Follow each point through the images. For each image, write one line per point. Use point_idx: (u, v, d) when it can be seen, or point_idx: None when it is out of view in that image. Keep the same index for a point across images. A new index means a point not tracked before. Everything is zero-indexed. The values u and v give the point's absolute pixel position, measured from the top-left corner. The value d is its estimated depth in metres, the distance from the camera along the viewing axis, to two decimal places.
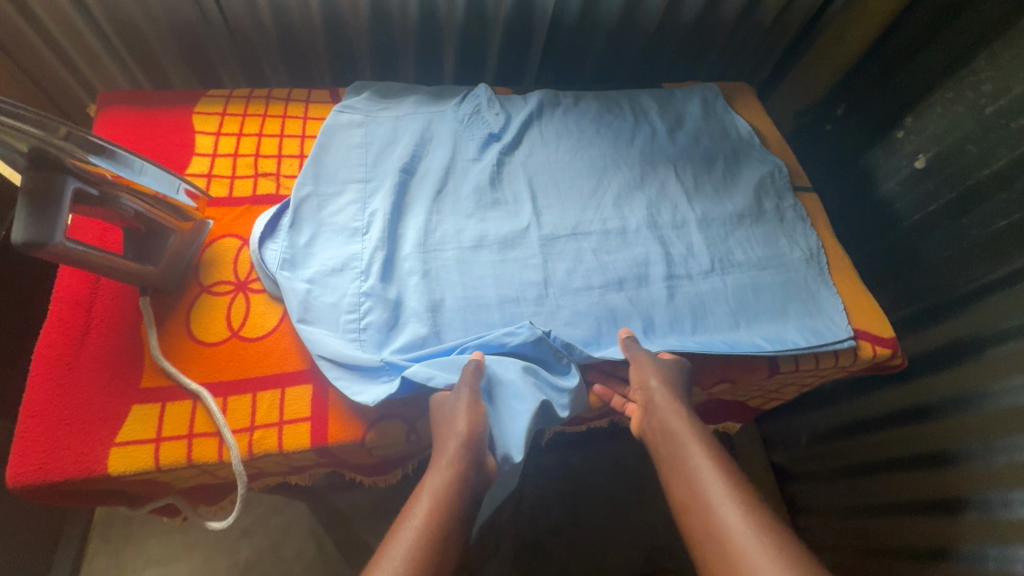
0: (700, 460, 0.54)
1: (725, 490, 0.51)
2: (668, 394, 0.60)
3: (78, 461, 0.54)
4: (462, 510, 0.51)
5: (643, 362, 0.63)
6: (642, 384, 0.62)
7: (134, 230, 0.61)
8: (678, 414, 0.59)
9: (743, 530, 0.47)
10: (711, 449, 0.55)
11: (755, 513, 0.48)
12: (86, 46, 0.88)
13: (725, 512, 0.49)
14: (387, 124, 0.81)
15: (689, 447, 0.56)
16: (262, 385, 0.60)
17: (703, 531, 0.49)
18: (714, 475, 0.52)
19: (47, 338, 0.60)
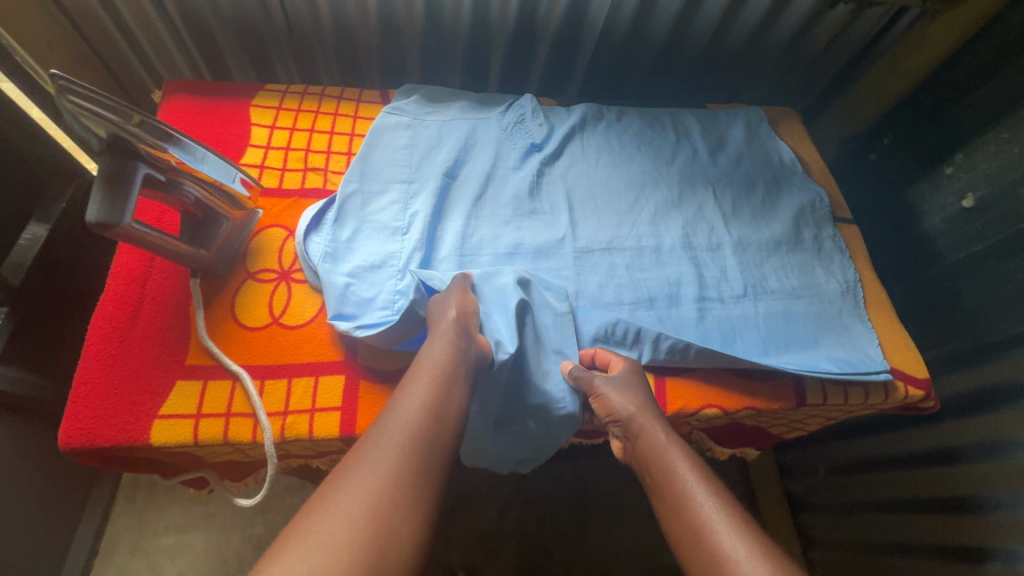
0: (688, 475, 0.53)
1: (706, 488, 0.52)
2: (646, 414, 0.59)
3: (125, 429, 0.57)
4: (460, 379, 0.54)
5: (603, 390, 0.62)
6: (615, 415, 0.61)
7: (191, 215, 0.64)
8: (661, 430, 0.58)
9: (726, 533, 0.47)
10: (694, 456, 0.56)
11: (736, 515, 0.49)
12: (154, 34, 0.93)
13: (709, 512, 0.49)
14: (433, 127, 0.83)
15: (668, 446, 0.56)
16: (297, 371, 0.63)
17: (683, 529, 0.50)
18: (702, 489, 0.52)
19: (103, 310, 0.63)
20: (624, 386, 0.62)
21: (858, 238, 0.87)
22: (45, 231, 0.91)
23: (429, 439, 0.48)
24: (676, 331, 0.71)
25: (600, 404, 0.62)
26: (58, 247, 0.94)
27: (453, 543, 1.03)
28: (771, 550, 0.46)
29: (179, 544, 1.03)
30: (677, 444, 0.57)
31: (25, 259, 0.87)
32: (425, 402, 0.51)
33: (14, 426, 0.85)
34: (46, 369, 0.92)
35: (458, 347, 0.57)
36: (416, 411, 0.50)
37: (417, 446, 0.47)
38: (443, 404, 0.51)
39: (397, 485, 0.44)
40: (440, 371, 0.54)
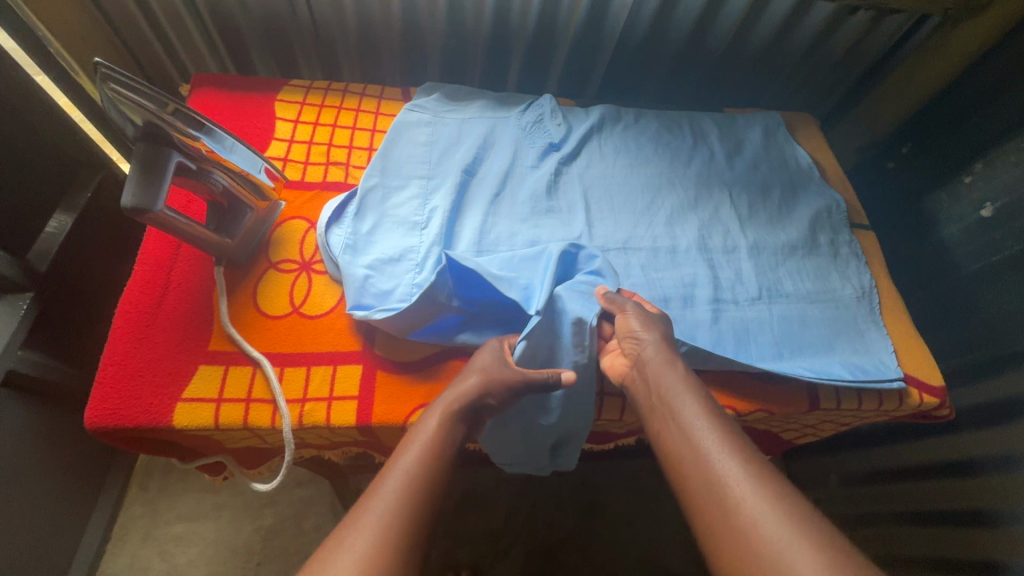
0: (694, 413, 0.53)
1: (706, 417, 0.52)
2: (660, 349, 0.60)
3: (148, 411, 0.59)
4: (452, 455, 0.51)
5: (628, 312, 0.63)
6: (635, 334, 0.62)
7: (217, 204, 0.66)
8: (670, 366, 0.58)
9: (728, 464, 0.48)
10: (704, 396, 0.55)
11: (734, 440, 0.50)
12: (183, 30, 0.95)
13: (706, 439, 0.50)
14: (453, 125, 0.84)
15: (671, 377, 0.57)
16: (315, 359, 0.64)
17: (679, 452, 0.51)
18: (709, 428, 0.51)
19: (129, 295, 0.65)
20: (649, 318, 0.63)
21: (874, 245, 0.87)
22: (71, 220, 0.93)
23: (418, 516, 0.44)
24: (687, 331, 0.71)
25: (620, 321, 0.63)
26: (82, 235, 0.96)
27: (460, 540, 1.03)
28: (775, 481, 0.46)
29: (190, 533, 1.04)
30: (682, 372, 0.58)
31: (51, 246, 0.89)
32: (416, 475, 0.47)
33: (34, 410, 0.87)
34: (67, 355, 0.94)
35: (457, 434, 0.53)
36: (406, 484, 0.46)
37: (405, 529, 0.43)
38: (434, 481, 0.47)
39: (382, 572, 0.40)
40: (436, 441, 0.51)
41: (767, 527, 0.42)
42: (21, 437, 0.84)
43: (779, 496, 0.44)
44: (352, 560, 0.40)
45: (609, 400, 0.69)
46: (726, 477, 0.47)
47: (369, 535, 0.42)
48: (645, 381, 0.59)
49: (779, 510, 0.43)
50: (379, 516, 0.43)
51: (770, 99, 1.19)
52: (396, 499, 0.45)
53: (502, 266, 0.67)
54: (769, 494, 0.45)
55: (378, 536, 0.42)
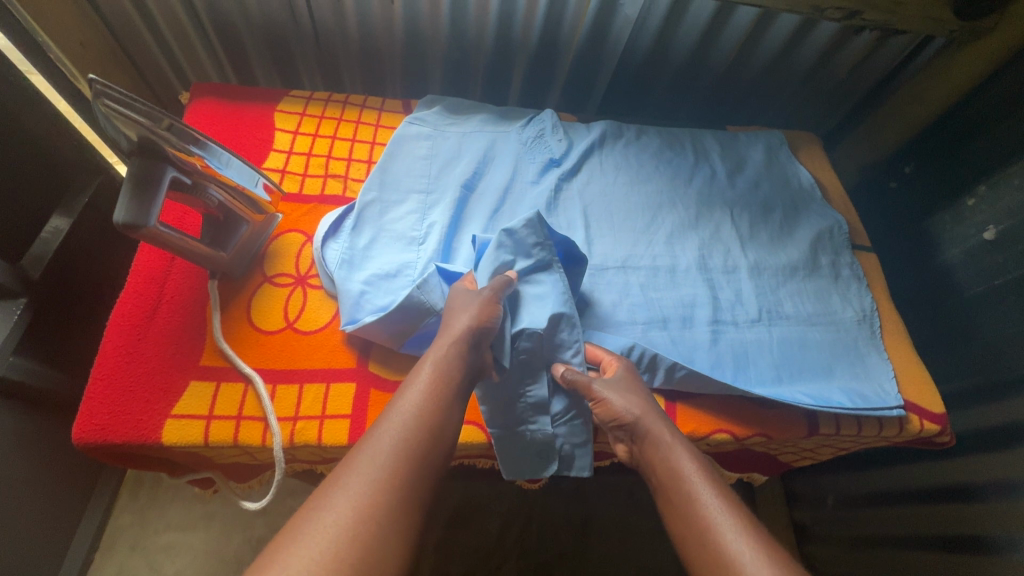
0: (694, 477, 0.52)
1: (708, 486, 0.51)
2: (652, 413, 0.58)
3: (137, 427, 0.58)
4: (457, 396, 0.52)
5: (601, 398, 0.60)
6: (618, 417, 0.59)
7: (213, 217, 0.65)
8: (666, 429, 0.57)
9: (730, 536, 0.47)
10: (701, 458, 0.55)
11: (740, 513, 0.49)
12: (184, 36, 0.94)
13: (713, 511, 0.49)
14: (453, 138, 0.84)
15: (670, 442, 0.56)
16: (308, 377, 0.63)
17: (689, 533, 0.49)
18: (711, 495, 0.50)
19: (122, 307, 0.64)
20: (616, 386, 0.61)
21: (876, 267, 0.86)
22: (67, 224, 0.93)
23: (415, 457, 0.46)
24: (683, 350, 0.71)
25: (601, 409, 0.60)
26: (78, 242, 0.95)
27: (453, 554, 1.02)
28: (778, 555, 0.45)
29: (180, 542, 1.03)
30: (678, 437, 0.56)
31: (48, 250, 0.89)
32: (417, 418, 0.48)
33: (25, 417, 0.86)
34: (59, 361, 0.93)
35: (462, 359, 0.54)
36: (406, 428, 0.47)
37: (402, 468, 0.44)
38: (434, 419, 0.49)
39: (376, 514, 0.41)
40: (438, 381, 0.52)
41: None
42: (11, 444, 0.83)
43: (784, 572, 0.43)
44: (348, 501, 0.41)
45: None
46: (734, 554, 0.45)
47: (366, 480, 0.43)
48: (646, 456, 0.57)
49: None
50: (377, 459, 0.44)
51: (772, 115, 1.19)
52: (395, 442, 0.46)
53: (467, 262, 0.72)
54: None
55: (375, 481, 0.43)
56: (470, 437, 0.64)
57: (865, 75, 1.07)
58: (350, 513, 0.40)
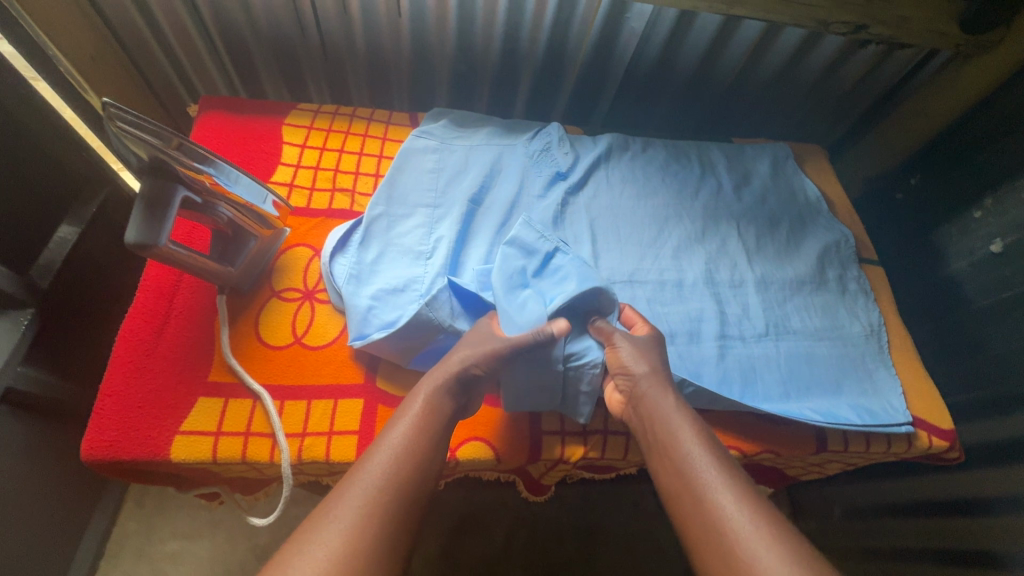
0: (691, 443, 0.53)
1: (705, 450, 0.52)
2: (655, 378, 0.59)
3: (146, 443, 0.58)
4: (440, 431, 0.52)
5: (619, 344, 0.62)
6: (626, 368, 0.61)
7: (222, 233, 0.66)
8: (665, 394, 0.57)
9: (727, 499, 0.47)
10: (698, 423, 0.55)
11: (735, 479, 0.49)
12: (193, 49, 0.95)
13: (709, 475, 0.50)
14: (460, 152, 0.84)
15: (669, 408, 0.56)
16: (316, 393, 0.63)
17: (681, 493, 0.50)
18: (707, 461, 0.51)
19: (131, 323, 0.64)
20: (640, 346, 0.62)
21: (883, 281, 0.86)
22: (75, 233, 0.93)
23: (405, 485, 0.47)
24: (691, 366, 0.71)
25: (613, 354, 0.62)
26: (85, 253, 0.95)
27: (458, 564, 1.02)
28: (774, 518, 0.46)
29: (185, 550, 1.03)
30: (676, 402, 0.57)
31: (56, 261, 0.89)
32: (408, 445, 0.49)
33: (33, 428, 0.86)
34: (67, 371, 0.93)
35: (448, 404, 0.55)
36: (396, 456, 0.48)
37: (392, 497, 0.45)
38: (425, 448, 0.50)
39: (366, 544, 0.42)
40: (422, 417, 0.52)
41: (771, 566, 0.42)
42: (18, 454, 0.83)
43: (779, 536, 0.44)
44: (337, 530, 0.42)
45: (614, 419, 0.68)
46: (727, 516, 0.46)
47: (357, 508, 0.44)
48: (643, 417, 0.58)
49: (779, 554, 0.43)
50: (367, 486, 0.45)
51: (778, 126, 1.19)
52: (386, 470, 0.47)
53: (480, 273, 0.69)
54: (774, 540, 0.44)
55: (365, 509, 0.44)
56: (474, 451, 0.63)
57: (871, 87, 1.07)
58: (340, 541, 0.42)
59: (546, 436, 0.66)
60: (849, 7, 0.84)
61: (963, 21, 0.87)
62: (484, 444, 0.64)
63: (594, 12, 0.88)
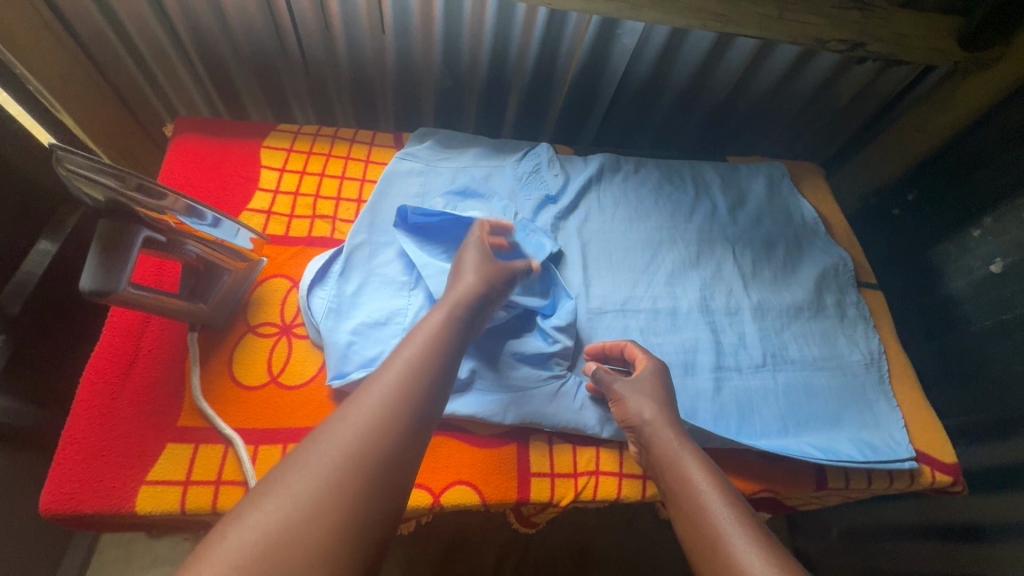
0: (705, 490, 0.49)
1: (720, 499, 0.48)
2: (668, 422, 0.56)
3: (110, 495, 0.54)
4: (456, 350, 0.51)
5: (625, 396, 0.59)
6: (633, 421, 0.58)
7: (193, 268, 0.63)
8: (677, 440, 0.55)
9: (742, 550, 0.44)
10: (715, 470, 0.52)
11: (751, 523, 0.46)
12: (169, 66, 0.92)
13: (722, 518, 0.47)
14: (446, 174, 0.81)
15: (678, 448, 0.54)
16: (292, 436, 0.60)
17: (694, 534, 0.48)
18: (722, 509, 0.47)
19: (96, 363, 0.61)
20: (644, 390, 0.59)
21: (882, 305, 0.84)
22: (54, 249, 0.88)
23: (416, 393, 0.45)
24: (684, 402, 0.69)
25: (618, 408, 0.60)
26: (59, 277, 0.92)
27: None
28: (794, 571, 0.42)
29: None
30: (685, 443, 0.55)
31: (35, 274, 0.85)
32: (420, 356, 0.48)
33: (11, 454, 0.81)
34: (49, 400, 0.88)
35: (463, 321, 0.54)
36: (411, 364, 0.47)
37: (402, 404, 0.44)
38: (437, 360, 0.49)
39: (375, 451, 0.40)
40: (438, 335, 0.51)
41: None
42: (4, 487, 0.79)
43: None
44: (347, 430, 0.41)
45: (605, 450, 0.65)
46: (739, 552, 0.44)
47: (367, 410, 0.42)
48: (657, 466, 0.55)
49: None
50: (377, 390, 0.44)
51: (772, 142, 1.17)
52: (396, 377, 0.45)
53: (446, 198, 0.76)
54: None
55: (378, 411, 0.42)
56: (460, 496, 0.60)
57: (867, 102, 1.05)
58: (349, 442, 0.40)
59: (535, 477, 0.62)
60: (847, 25, 0.82)
61: (960, 39, 0.85)
62: (470, 488, 0.60)
63: (584, 28, 0.86)
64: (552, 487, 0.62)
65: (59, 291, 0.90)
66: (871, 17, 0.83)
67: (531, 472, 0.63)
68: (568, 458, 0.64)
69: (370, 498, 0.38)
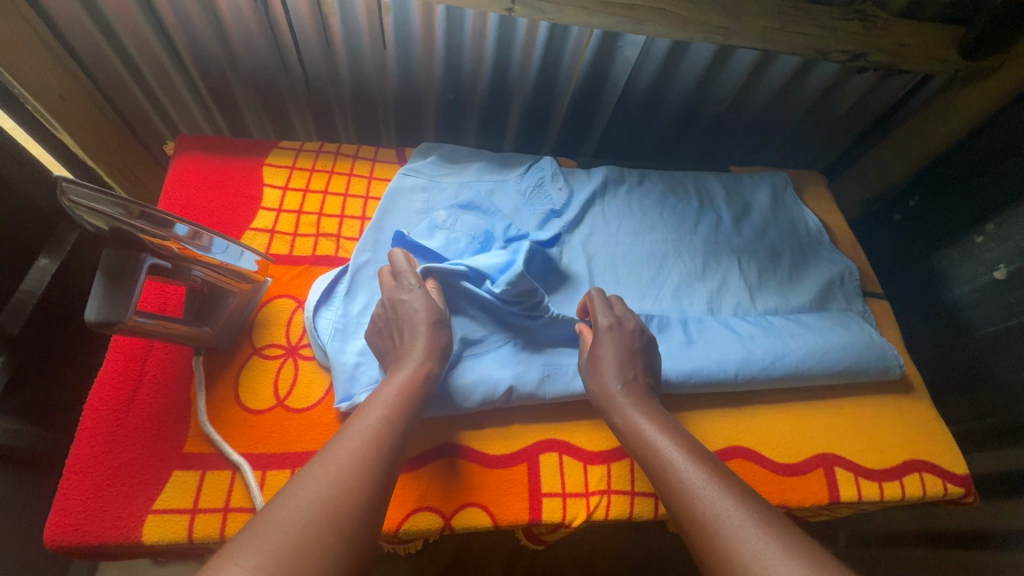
0: (675, 453, 0.51)
1: (692, 461, 0.50)
2: (632, 392, 0.59)
3: (116, 526, 0.53)
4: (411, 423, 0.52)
5: (602, 363, 0.62)
6: (606, 389, 0.60)
7: (198, 291, 0.62)
8: (647, 412, 0.57)
9: (719, 498, 0.46)
10: (680, 435, 0.54)
11: (706, 461, 0.51)
12: (170, 83, 0.91)
13: (680, 464, 0.50)
14: (450, 190, 0.81)
15: (639, 415, 0.57)
16: (300, 461, 0.59)
17: (659, 484, 0.51)
18: (693, 467, 0.50)
19: (100, 390, 0.60)
20: (620, 343, 0.63)
21: (888, 315, 0.84)
22: (53, 266, 0.87)
23: (388, 442, 0.48)
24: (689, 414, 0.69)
25: (594, 378, 0.62)
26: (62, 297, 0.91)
27: None
28: (769, 516, 0.44)
29: None
30: (640, 403, 0.58)
31: (32, 296, 0.84)
32: (386, 414, 0.50)
33: (13, 477, 0.80)
34: (52, 421, 0.87)
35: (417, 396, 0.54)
36: (367, 438, 0.47)
37: (372, 461, 0.46)
38: (405, 412, 0.52)
39: (351, 500, 0.42)
40: (396, 407, 0.52)
41: (771, 562, 0.40)
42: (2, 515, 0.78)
43: (775, 527, 0.43)
44: (298, 505, 0.40)
45: (616, 467, 0.64)
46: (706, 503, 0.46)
47: (341, 462, 0.44)
48: (628, 442, 0.56)
49: (777, 546, 0.41)
50: (347, 447, 0.46)
51: (773, 150, 1.17)
52: (365, 436, 0.48)
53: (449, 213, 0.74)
54: (769, 532, 0.42)
55: (333, 485, 0.42)
56: (471, 519, 0.59)
57: (867, 111, 1.05)
58: (323, 492, 0.42)
59: (546, 497, 0.62)
60: (847, 36, 0.82)
61: (962, 47, 0.85)
62: (481, 510, 0.60)
63: (585, 42, 0.86)
64: (564, 508, 0.61)
65: (58, 313, 0.88)
66: (873, 28, 0.83)
67: (542, 491, 0.62)
68: (578, 476, 0.63)
69: (343, 556, 0.39)
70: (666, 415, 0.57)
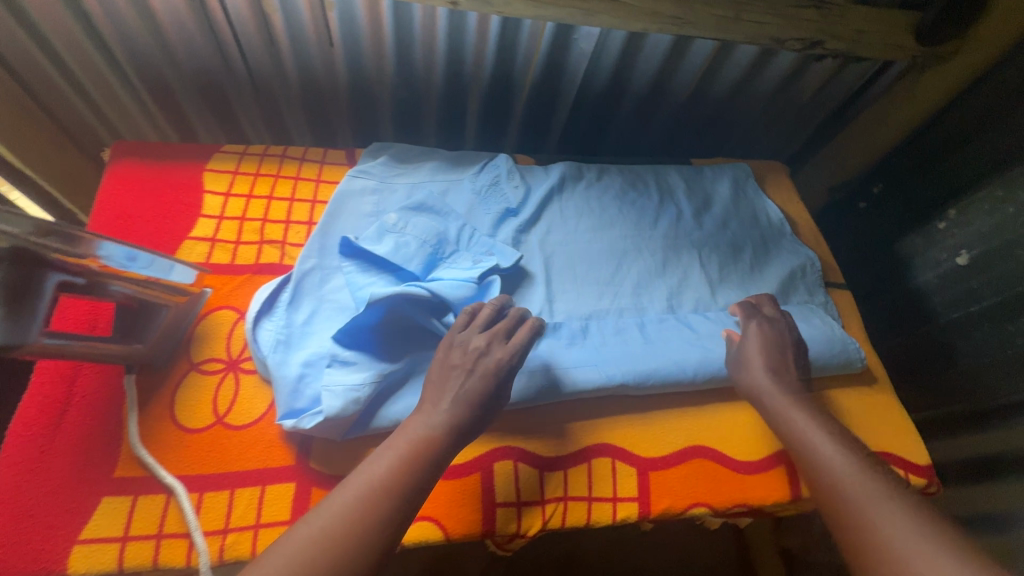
0: (837, 456, 0.57)
1: (853, 466, 0.56)
2: (785, 390, 0.65)
3: (38, 559, 0.50)
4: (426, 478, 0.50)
5: (751, 362, 0.68)
6: (760, 389, 0.66)
7: (127, 307, 0.59)
8: (805, 414, 0.63)
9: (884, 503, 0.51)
10: (841, 440, 0.60)
11: (866, 467, 0.56)
12: (107, 86, 0.87)
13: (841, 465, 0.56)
14: (401, 191, 0.78)
15: (802, 417, 0.63)
16: (241, 480, 0.56)
17: (821, 478, 0.57)
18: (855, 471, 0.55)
19: (24, 414, 0.57)
20: (768, 343, 0.68)
21: (850, 305, 0.83)
22: None
23: (385, 500, 0.47)
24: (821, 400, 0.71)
25: (749, 376, 0.67)
26: None
27: None
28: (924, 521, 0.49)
29: None
30: (799, 403, 0.64)
31: None
32: (400, 465, 0.49)
33: None
34: None
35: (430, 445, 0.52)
36: (359, 497, 0.47)
37: (363, 526, 0.45)
38: (423, 466, 0.50)
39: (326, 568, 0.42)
40: (410, 458, 0.50)
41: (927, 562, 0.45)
42: None
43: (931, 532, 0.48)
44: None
45: (574, 472, 0.63)
46: (858, 496, 0.53)
47: (330, 525, 0.44)
48: (792, 440, 0.62)
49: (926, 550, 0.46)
50: (335, 507, 0.46)
51: (738, 141, 1.16)
52: (357, 493, 0.47)
53: (400, 214, 0.72)
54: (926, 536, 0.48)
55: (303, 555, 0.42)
56: (422, 533, 0.58)
57: (829, 99, 1.04)
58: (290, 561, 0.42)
59: (500, 508, 0.60)
60: (801, 24, 0.81)
61: (919, 32, 0.85)
62: (433, 524, 0.58)
63: (539, 35, 0.84)
64: (518, 517, 0.60)
65: None
66: (828, 15, 0.81)
67: (495, 501, 0.60)
68: (535, 485, 0.61)
69: None
70: (828, 421, 0.63)
